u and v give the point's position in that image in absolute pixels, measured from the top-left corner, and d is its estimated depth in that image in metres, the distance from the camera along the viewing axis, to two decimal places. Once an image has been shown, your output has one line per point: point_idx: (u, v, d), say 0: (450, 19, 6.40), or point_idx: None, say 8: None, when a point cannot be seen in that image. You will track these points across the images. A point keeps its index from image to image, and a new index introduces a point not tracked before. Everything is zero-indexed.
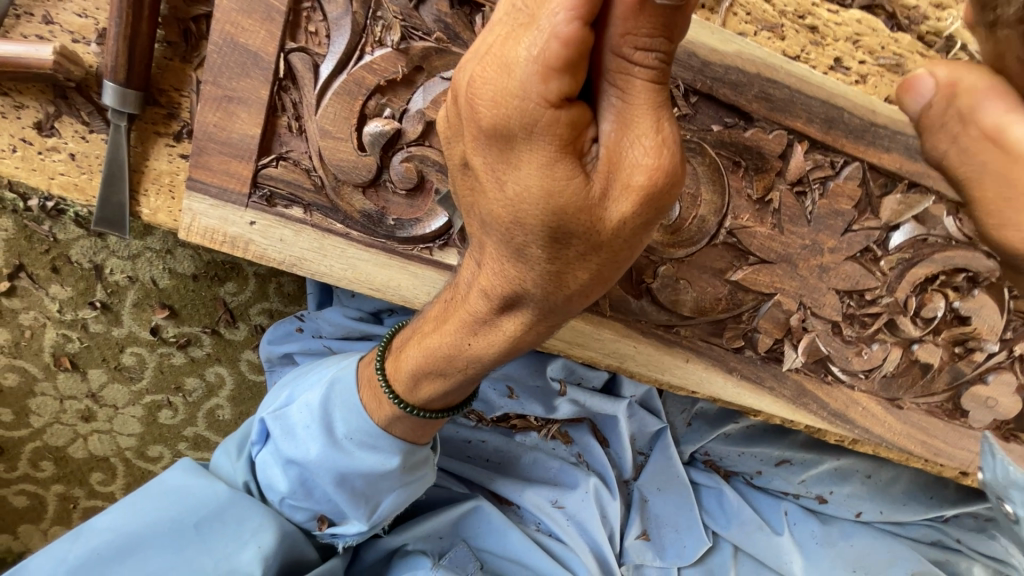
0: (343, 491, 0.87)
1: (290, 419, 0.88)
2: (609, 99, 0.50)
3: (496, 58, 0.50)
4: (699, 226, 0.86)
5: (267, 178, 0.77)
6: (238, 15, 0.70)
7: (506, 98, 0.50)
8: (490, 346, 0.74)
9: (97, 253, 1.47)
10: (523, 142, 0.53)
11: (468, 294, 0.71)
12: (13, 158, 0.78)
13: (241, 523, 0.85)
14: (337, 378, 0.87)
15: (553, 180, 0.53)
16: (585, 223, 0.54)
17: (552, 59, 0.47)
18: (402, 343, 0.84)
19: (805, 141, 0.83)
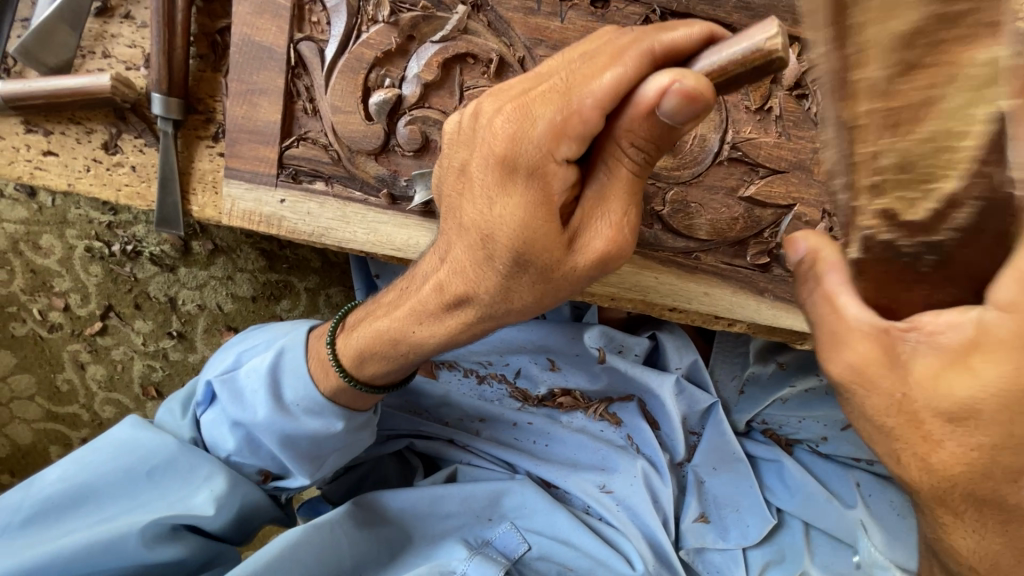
0: (286, 450, 0.91)
1: (239, 383, 0.91)
2: (599, 176, 0.59)
3: (524, 103, 0.57)
4: (701, 145, 0.87)
5: (291, 158, 0.86)
6: (252, 18, 0.80)
7: (518, 139, 0.56)
8: (432, 335, 0.75)
9: (170, 286, 1.65)
10: (520, 176, 0.58)
11: (423, 288, 0.72)
12: (89, 177, 0.91)
13: (193, 471, 0.91)
14: (285, 347, 0.90)
15: (531, 216, 0.58)
16: (549, 265, 0.61)
17: (569, 129, 0.55)
18: (354, 324, 0.86)
19: (795, 44, 0.83)
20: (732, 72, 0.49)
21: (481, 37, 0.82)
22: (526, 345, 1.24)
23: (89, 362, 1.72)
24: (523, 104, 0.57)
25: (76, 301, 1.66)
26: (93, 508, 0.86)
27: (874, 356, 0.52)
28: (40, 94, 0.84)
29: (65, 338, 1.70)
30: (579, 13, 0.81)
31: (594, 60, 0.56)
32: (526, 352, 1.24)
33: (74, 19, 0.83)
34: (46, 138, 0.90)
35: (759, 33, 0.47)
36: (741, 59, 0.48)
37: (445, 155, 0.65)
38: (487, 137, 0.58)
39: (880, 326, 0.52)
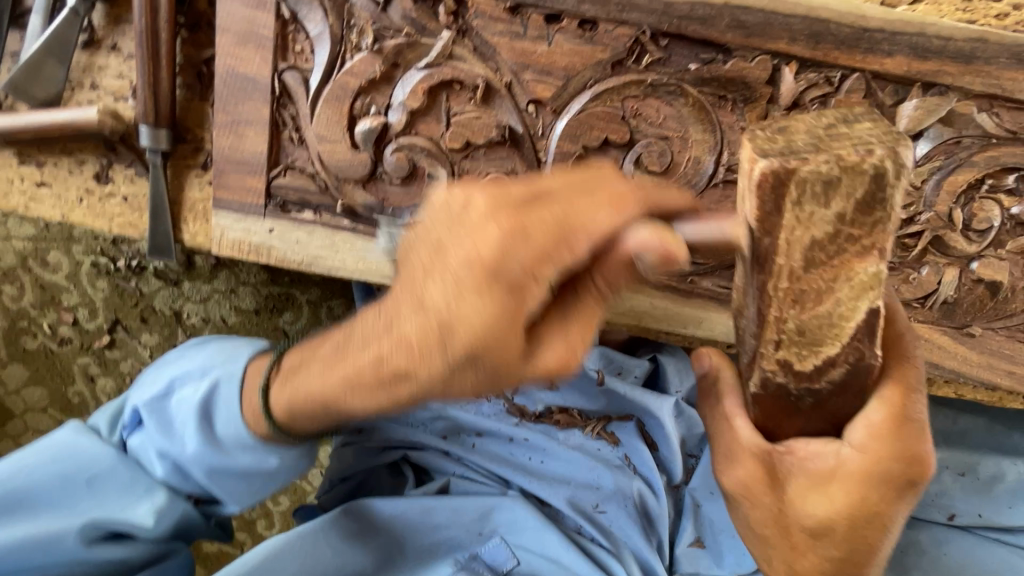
0: (216, 481, 0.91)
1: (170, 410, 0.90)
2: (560, 301, 0.63)
3: (519, 218, 0.56)
4: (695, 168, 0.84)
5: (279, 188, 0.85)
6: (235, 48, 0.80)
7: (505, 252, 0.55)
8: (360, 407, 0.67)
9: (175, 300, 1.67)
10: (497, 283, 0.56)
11: (361, 358, 0.64)
12: (82, 208, 0.92)
13: (129, 481, 0.90)
14: (220, 381, 0.87)
15: (496, 323, 0.56)
16: (502, 365, 0.59)
17: (554, 257, 0.57)
18: (285, 378, 0.79)
19: (793, 62, 0.79)
20: (703, 244, 0.60)
21: (467, 62, 0.80)
22: None
23: (99, 375, 1.75)
24: (517, 219, 0.56)
25: (84, 315, 1.69)
26: (28, 510, 0.85)
27: (756, 476, 0.67)
28: (30, 128, 0.85)
29: (74, 351, 1.73)
30: (567, 36, 0.79)
31: (594, 195, 0.58)
32: None
33: (61, 53, 0.83)
34: (39, 169, 0.91)
35: (724, 227, 0.59)
36: (714, 236, 0.59)
37: (423, 225, 0.61)
38: (478, 234, 0.56)
39: (765, 449, 0.65)
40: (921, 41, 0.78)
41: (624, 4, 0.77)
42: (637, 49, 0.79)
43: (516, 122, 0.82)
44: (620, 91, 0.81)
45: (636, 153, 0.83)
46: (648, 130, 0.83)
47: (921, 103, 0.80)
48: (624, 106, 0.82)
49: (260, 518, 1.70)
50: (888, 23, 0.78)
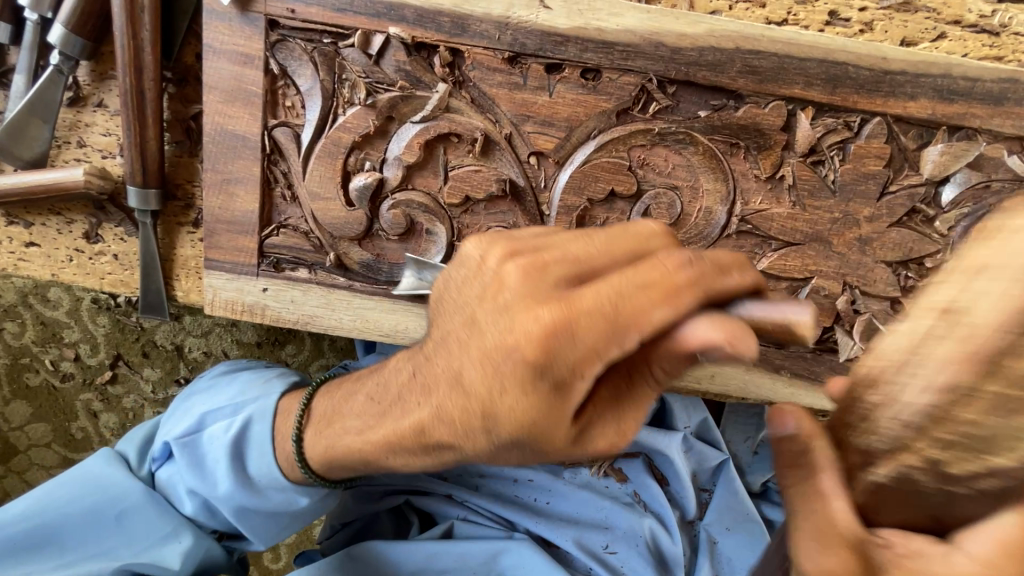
0: (246, 522, 0.83)
1: (202, 447, 0.82)
2: (617, 383, 0.52)
3: (562, 311, 0.46)
4: (706, 218, 0.80)
5: (272, 247, 0.82)
6: (223, 106, 0.76)
7: (546, 339, 0.46)
8: (399, 467, 0.61)
9: (176, 334, 1.65)
10: (543, 375, 0.47)
11: (401, 419, 0.58)
12: (72, 266, 0.89)
13: (158, 519, 0.82)
14: (255, 417, 0.81)
15: (535, 414, 0.48)
16: (549, 454, 0.51)
17: (606, 347, 0.46)
18: (318, 427, 0.74)
19: (808, 108, 0.75)
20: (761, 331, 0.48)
21: (464, 115, 0.76)
22: None
23: (102, 410, 1.73)
24: (563, 307, 0.46)
25: (85, 351, 1.67)
26: (53, 549, 0.79)
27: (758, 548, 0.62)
28: (15, 190, 0.82)
29: (77, 387, 1.71)
30: (569, 86, 0.75)
31: (651, 281, 0.47)
32: None
33: (45, 112, 0.80)
34: (27, 229, 0.88)
35: (792, 310, 0.47)
36: (777, 327, 0.47)
37: (453, 287, 0.54)
38: (514, 322, 0.47)
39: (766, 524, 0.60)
40: (948, 82, 0.73)
41: (628, 52, 0.73)
42: (643, 97, 0.75)
43: (517, 175, 0.78)
44: (626, 141, 0.77)
45: (644, 204, 0.79)
46: (656, 180, 0.79)
47: (947, 148, 0.75)
48: (630, 156, 0.78)
49: (267, 551, 1.69)
50: (911, 65, 0.73)
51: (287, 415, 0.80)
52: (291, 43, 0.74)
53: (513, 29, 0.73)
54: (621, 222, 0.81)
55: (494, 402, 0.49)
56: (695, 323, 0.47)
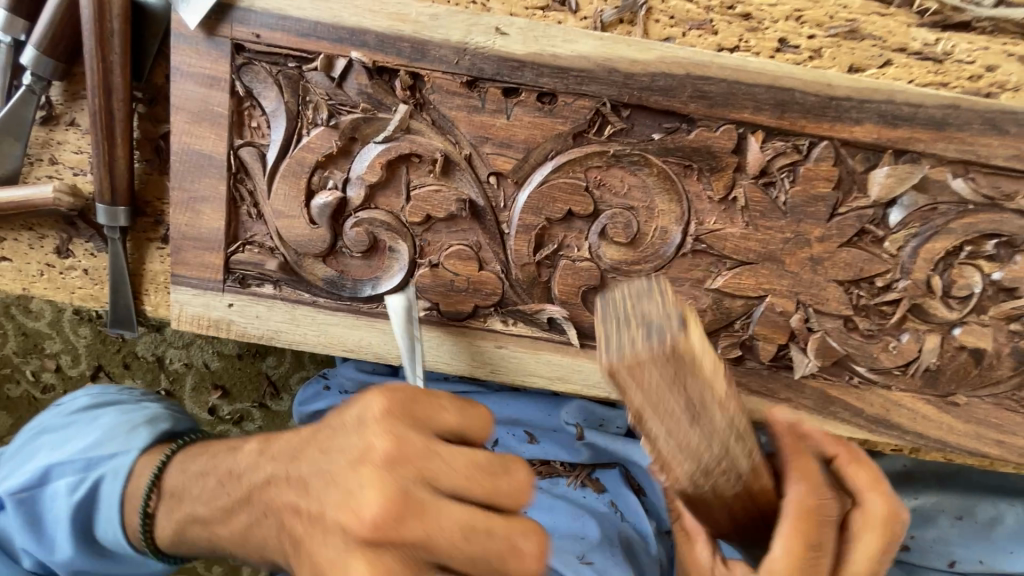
0: (103, 490, 0.81)
1: (59, 418, 0.92)
2: (440, 487, 0.54)
3: (406, 422, 0.56)
4: (662, 238, 0.82)
5: (238, 263, 0.84)
6: (190, 126, 0.78)
7: (390, 452, 0.54)
8: (233, 528, 0.66)
9: (158, 346, 1.66)
10: (375, 462, 0.54)
11: (251, 476, 0.64)
12: (43, 281, 0.91)
13: (13, 471, 0.87)
14: (104, 477, 0.81)
15: (355, 494, 0.53)
16: (351, 540, 0.53)
17: (427, 463, 0.54)
18: (166, 509, 0.75)
19: (758, 131, 0.77)
20: None
21: (425, 136, 0.78)
22: (502, 420, 1.24)
23: None
24: (403, 413, 0.57)
25: (67, 362, 1.67)
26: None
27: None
28: None
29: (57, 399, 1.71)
30: (526, 109, 0.77)
31: (484, 480, 0.55)
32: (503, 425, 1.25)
33: (18, 130, 0.82)
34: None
35: None
36: None
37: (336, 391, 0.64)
38: (367, 423, 0.57)
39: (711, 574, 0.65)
40: (892, 108, 0.76)
41: (582, 77, 0.75)
42: (598, 120, 0.78)
43: (476, 195, 0.80)
44: (583, 162, 0.79)
45: (601, 223, 0.81)
46: (613, 200, 0.81)
47: (893, 170, 0.77)
48: (587, 177, 0.80)
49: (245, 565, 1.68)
50: (856, 91, 0.76)
51: (140, 481, 0.79)
52: (256, 66, 0.76)
53: (470, 55, 0.75)
54: (579, 241, 0.82)
55: (336, 472, 0.56)
56: (472, 417, 0.60)
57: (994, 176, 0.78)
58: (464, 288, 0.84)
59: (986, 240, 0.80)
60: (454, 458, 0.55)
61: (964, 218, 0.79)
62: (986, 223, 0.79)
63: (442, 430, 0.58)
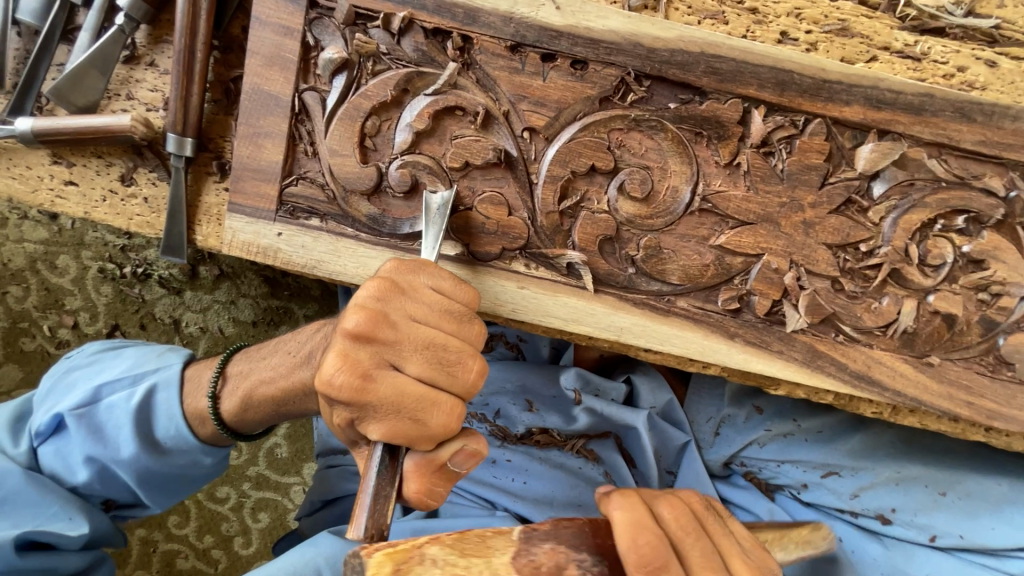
0: (162, 398, 0.96)
1: (90, 357, 1.04)
2: (425, 320, 0.75)
3: (403, 277, 0.78)
4: (673, 196, 0.92)
5: (290, 196, 0.92)
6: (262, 69, 0.88)
7: (388, 292, 0.75)
8: (285, 388, 0.87)
9: (175, 308, 1.71)
10: (380, 297, 0.75)
11: (304, 346, 0.88)
12: (105, 206, 0.99)
13: (63, 396, 0.99)
14: (158, 385, 0.96)
15: (365, 316, 0.73)
16: (355, 351, 0.72)
17: (415, 303, 0.76)
18: (232, 387, 0.93)
19: (761, 106, 0.88)
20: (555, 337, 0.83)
21: (469, 92, 0.89)
22: (507, 388, 1.30)
23: None
24: (401, 271, 0.78)
25: (85, 319, 1.71)
26: (47, 407, 0.98)
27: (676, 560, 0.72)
28: (65, 131, 0.91)
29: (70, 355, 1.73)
30: (560, 74, 0.88)
31: (459, 326, 0.77)
32: (506, 393, 1.30)
33: (104, 65, 0.91)
34: (69, 169, 0.98)
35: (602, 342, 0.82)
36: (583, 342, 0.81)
37: None
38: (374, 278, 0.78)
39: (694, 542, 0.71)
40: (877, 93, 0.88)
41: (611, 49, 0.87)
42: (622, 87, 0.89)
43: (510, 146, 0.90)
44: (606, 124, 0.89)
45: (620, 180, 0.91)
46: (631, 160, 0.91)
47: (876, 147, 0.89)
48: (609, 137, 0.90)
49: (238, 535, 1.66)
50: (846, 76, 0.87)
51: (199, 383, 0.97)
52: (326, 20, 0.88)
53: (515, 23, 0.86)
54: (599, 195, 0.92)
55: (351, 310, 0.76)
56: (461, 289, 0.79)
57: (964, 159, 0.90)
58: (493, 231, 0.93)
59: (956, 215, 0.91)
60: (445, 306, 0.77)
61: (939, 194, 0.90)
62: (958, 199, 0.90)
63: (436, 290, 0.78)
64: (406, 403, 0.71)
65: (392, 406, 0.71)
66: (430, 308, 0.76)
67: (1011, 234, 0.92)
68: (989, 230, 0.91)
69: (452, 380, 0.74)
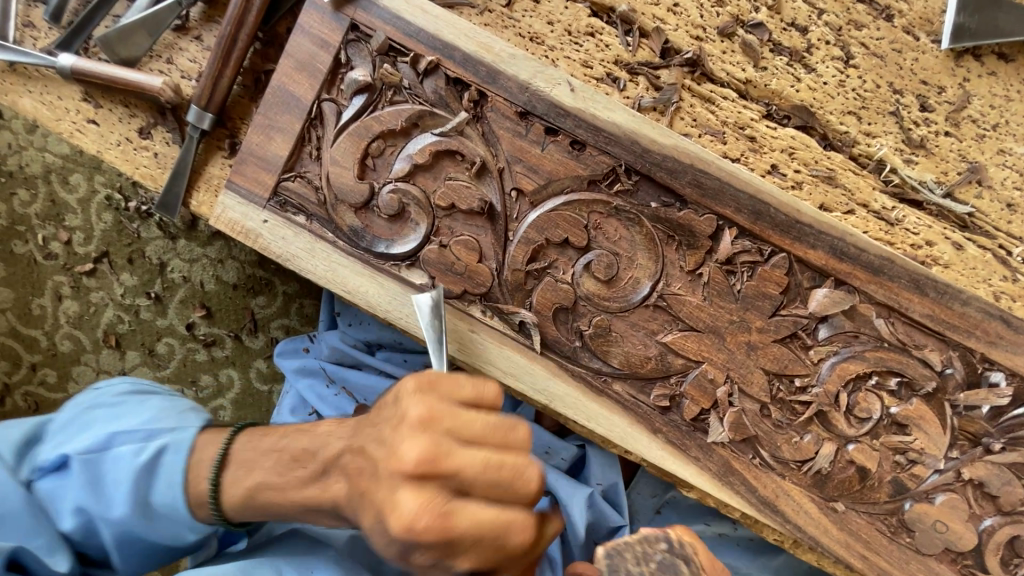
0: (168, 458, 0.93)
1: (106, 394, 1.02)
2: (464, 409, 0.77)
3: (420, 387, 0.78)
4: (633, 286, 0.96)
5: (285, 189, 0.98)
6: (292, 72, 0.95)
7: (423, 381, 0.78)
8: (292, 481, 0.87)
9: (166, 252, 1.76)
10: (411, 394, 0.77)
11: (304, 488, 0.86)
12: (117, 150, 1.04)
13: (70, 435, 0.96)
14: (170, 447, 0.94)
15: (415, 415, 0.74)
16: (432, 407, 0.74)
17: (439, 387, 0.78)
18: (234, 476, 0.90)
19: (733, 228, 0.94)
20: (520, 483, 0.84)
21: (472, 142, 0.95)
22: None
23: (67, 297, 1.79)
24: (412, 389, 0.78)
25: (79, 239, 1.76)
26: (58, 440, 0.97)
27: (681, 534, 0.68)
28: (101, 76, 0.98)
29: (55, 268, 1.78)
30: (558, 148, 0.94)
31: (491, 406, 0.79)
32: None
33: (153, 28, 0.98)
34: (95, 109, 1.04)
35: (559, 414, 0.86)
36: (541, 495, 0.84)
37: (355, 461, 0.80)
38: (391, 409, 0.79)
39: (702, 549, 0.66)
40: (843, 244, 0.93)
41: (610, 139, 0.93)
42: (612, 176, 0.94)
43: (496, 201, 0.96)
44: (590, 205, 0.95)
45: (588, 258, 0.96)
46: (604, 244, 0.96)
47: (830, 293, 0.93)
48: (589, 218, 0.95)
49: None
50: (817, 222, 0.93)
51: (206, 454, 0.94)
52: (362, 44, 0.94)
53: (529, 93, 0.93)
54: (567, 267, 0.97)
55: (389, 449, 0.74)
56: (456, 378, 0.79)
57: (910, 327, 0.94)
58: (461, 272, 0.98)
59: (890, 376, 0.95)
60: (466, 383, 0.79)
61: (877, 352, 0.94)
62: (894, 362, 0.94)
63: (441, 395, 0.77)
64: (489, 439, 0.75)
65: (475, 539, 0.71)
66: (463, 398, 0.78)
67: (938, 407, 0.95)
68: (918, 398, 0.95)
69: (509, 430, 0.77)
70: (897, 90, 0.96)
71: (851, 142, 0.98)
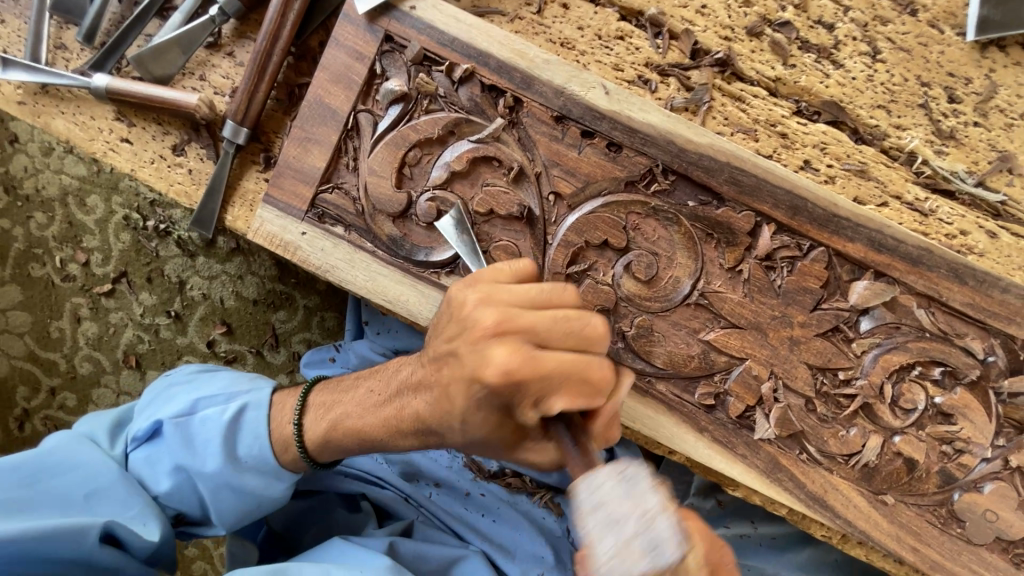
0: (250, 417, 0.97)
1: (186, 375, 1.06)
2: (543, 311, 0.75)
3: (490, 284, 0.78)
4: (674, 285, 0.97)
5: (323, 201, 0.98)
6: (328, 84, 0.96)
7: (494, 286, 0.77)
8: (375, 411, 0.89)
9: (184, 270, 1.74)
10: (495, 291, 0.76)
11: (389, 404, 0.88)
12: (150, 168, 1.05)
13: (158, 408, 1.00)
14: (249, 405, 0.98)
15: (500, 313, 0.74)
16: (497, 316, 0.74)
17: (508, 291, 0.76)
18: (318, 415, 0.94)
19: (772, 224, 0.94)
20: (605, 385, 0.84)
21: (509, 148, 0.95)
22: None
23: (86, 318, 1.78)
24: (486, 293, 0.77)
25: (97, 259, 1.76)
26: (147, 414, 1.00)
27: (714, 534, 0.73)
28: (137, 95, 0.99)
29: (73, 290, 1.77)
30: (595, 151, 0.95)
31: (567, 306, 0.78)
32: None
33: (188, 45, 0.99)
34: (128, 127, 1.05)
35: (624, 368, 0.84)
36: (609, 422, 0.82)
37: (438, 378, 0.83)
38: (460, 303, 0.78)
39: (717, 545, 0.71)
40: (881, 237, 0.93)
41: (646, 140, 0.94)
42: (649, 176, 0.95)
43: (534, 205, 0.96)
44: (627, 206, 0.95)
45: (628, 259, 0.96)
46: (643, 244, 0.96)
47: (870, 285, 0.94)
48: (627, 219, 0.96)
49: None
50: (855, 215, 0.93)
51: (287, 406, 0.98)
52: (396, 55, 0.95)
53: (565, 97, 0.94)
54: (606, 268, 0.97)
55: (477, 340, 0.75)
56: (519, 267, 0.81)
57: (951, 316, 0.94)
58: None
59: (934, 366, 0.95)
60: (547, 290, 0.77)
61: (920, 342, 0.95)
62: (937, 351, 0.95)
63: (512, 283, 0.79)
64: (568, 368, 0.73)
65: (564, 376, 0.73)
66: (542, 299, 0.76)
67: (982, 395, 0.96)
68: (963, 386, 0.95)
69: (587, 341, 0.76)
70: (924, 83, 0.98)
71: (882, 136, 0.99)
